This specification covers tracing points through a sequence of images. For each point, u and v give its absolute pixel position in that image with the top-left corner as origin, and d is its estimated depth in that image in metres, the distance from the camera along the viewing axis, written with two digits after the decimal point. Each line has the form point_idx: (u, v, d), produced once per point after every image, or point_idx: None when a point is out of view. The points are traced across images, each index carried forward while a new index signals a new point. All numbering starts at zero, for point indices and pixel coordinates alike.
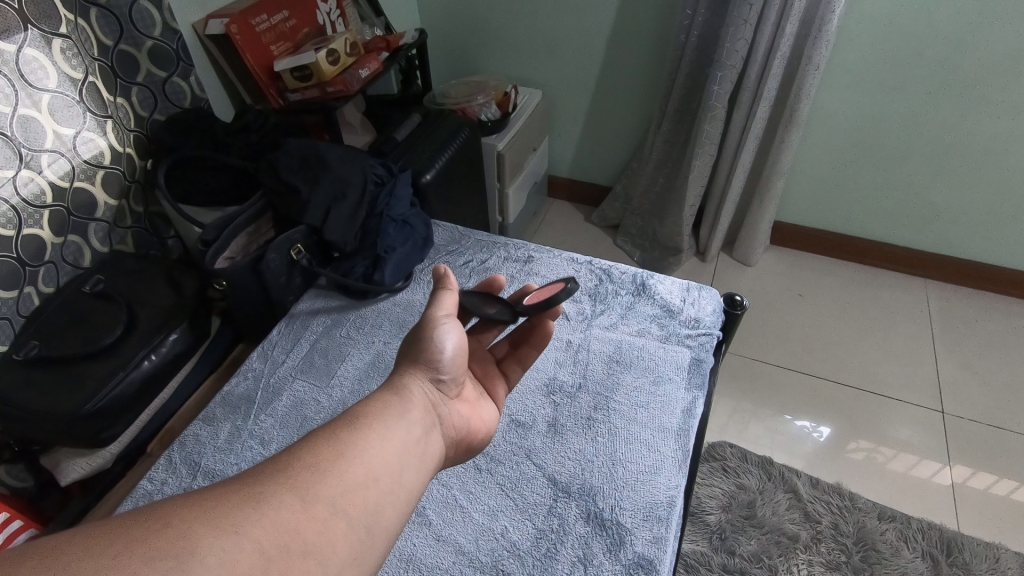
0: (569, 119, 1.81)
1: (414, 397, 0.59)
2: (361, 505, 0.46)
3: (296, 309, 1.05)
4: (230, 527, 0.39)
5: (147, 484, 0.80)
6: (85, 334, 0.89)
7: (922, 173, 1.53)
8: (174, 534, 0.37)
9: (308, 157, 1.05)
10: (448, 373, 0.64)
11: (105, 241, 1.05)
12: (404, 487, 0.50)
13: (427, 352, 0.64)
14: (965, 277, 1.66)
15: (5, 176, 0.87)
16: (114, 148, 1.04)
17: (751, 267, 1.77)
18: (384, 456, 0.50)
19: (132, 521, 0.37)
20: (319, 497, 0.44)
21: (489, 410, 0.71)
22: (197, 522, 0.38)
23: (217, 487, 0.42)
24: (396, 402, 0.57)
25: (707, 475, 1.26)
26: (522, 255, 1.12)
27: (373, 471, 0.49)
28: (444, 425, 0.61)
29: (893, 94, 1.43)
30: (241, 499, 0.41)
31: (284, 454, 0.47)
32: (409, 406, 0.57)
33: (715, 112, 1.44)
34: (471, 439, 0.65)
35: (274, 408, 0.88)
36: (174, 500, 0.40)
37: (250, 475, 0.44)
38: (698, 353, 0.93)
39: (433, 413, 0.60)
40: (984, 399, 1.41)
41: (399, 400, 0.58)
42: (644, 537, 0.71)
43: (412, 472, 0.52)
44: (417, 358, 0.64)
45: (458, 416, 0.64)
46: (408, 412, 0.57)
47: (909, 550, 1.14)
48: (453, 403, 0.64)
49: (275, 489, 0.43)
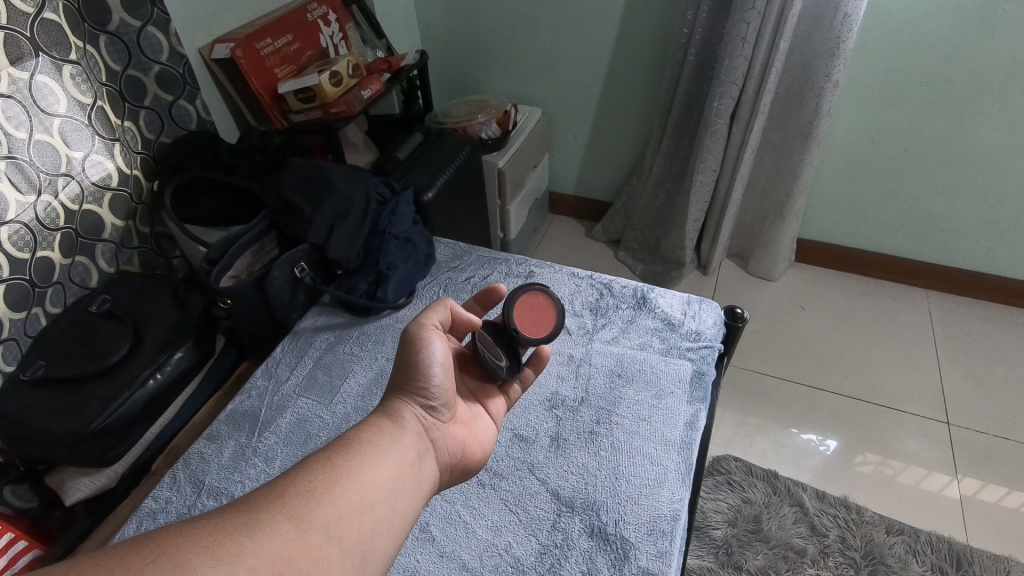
0: (570, 136, 1.84)
1: (407, 423, 0.60)
2: (355, 531, 0.47)
3: (300, 327, 1.05)
4: (224, 556, 0.40)
5: (151, 502, 0.80)
6: (91, 354, 0.90)
7: (921, 185, 1.54)
8: (168, 563, 0.38)
9: (311, 177, 1.07)
10: (440, 399, 0.65)
11: (112, 262, 1.07)
12: (398, 513, 0.51)
13: (420, 377, 0.64)
14: (967, 287, 1.66)
15: (27, 201, 0.90)
16: (122, 171, 1.06)
17: (774, 282, 1.76)
18: (377, 481, 0.51)
19: (128, 552, 0.38)
20: (313, 523, 0.45)
21: (485, 431, 0.71)
22: (191, 552, 0.39)
23: (210, 516, 0.42)
24: (389, 428, 0.58)
25: (711, 490, 1.26)
26: (523, 271, 1.13)
27: (367, 496, 0.49)
28: (438, 450, 0.61)
29: (889, 108, 1.45)
30: (235, 527, 0.42)
31: (278, 481, 0.47)
32: (402, 431, 0.58)
33: (714, 127, 1.45)
34: (466, 461, 0.66)
35: (277, 426, 0.88)
36: (168, 529, 0.40)
37: (244, 503, 0.45)
38: (699, 366, 0.93)
39: (426, 437, 0.60)
40: (990, 410, 1.40)
41: (392, 425, 0.58)
42: (648, 551, 0.71)
43: (405, 497, 0.53)
44: (410, 383, 0.64)
45: (452, 440, 0.64)
46: (400, 437, 0.57)
47: (918, 564, 1.12)
48: (447, 427, 0.64)
49: (269, 517, 0.44)
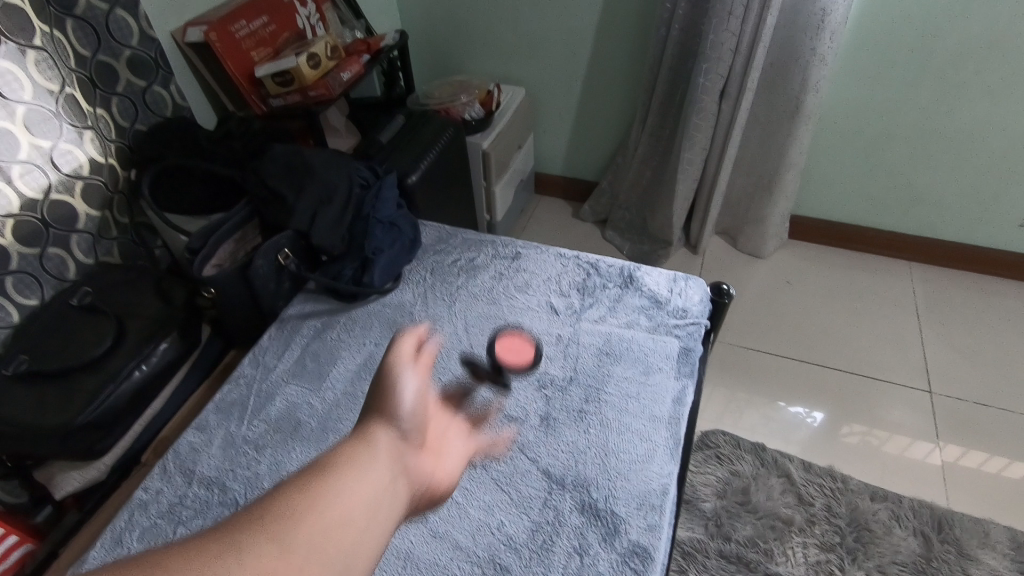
0: (555, 115, 1.82)
1: (370, 447, 0.43)
2: None
3: (286, 314, 1.04)
4: None
5: (142, 493, 0.81)
6: (72, 348, 0.89)
7: (904, 159, 1.55)
8: None
9: (294, 163, 1.06)
10: (410, 424, 0.47)
11: (89, 253, 1.05)
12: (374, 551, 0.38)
13: (386, 390, 0.48)
14: (949, 258, 1.68)
15: None
16: (95, 159, 1.04)
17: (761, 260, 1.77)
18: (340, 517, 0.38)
19: None
20: None
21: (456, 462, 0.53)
22: None
23: None
24: (347, 456, 0.42)
25: (700, 463, 1.28)
26: (510, 252, 1.13)
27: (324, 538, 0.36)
28: (413, 487, 0.45)
29: (873, 81, 1.45)
30: None
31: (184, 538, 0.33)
32: (364, 457, 0.42)
33: (701, 104, 1.44)
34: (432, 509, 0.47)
35: (266, 414, 0.88)
36: None
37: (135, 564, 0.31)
38: (686, 342, 0.94)
39: (400, 466, 0.43)
40: (971, 378, 1.43)
41: (350, 452, 0.42)
42: (638, 525, 0.72)
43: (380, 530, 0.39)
44: (374, 402, 0.48)
45: (422, 472, 0.47)
46: (360, 468, 0.41)
47: (902, 529, 1.15)
48: (420, 457, 0.47)
49: (243, 542, 0.34)
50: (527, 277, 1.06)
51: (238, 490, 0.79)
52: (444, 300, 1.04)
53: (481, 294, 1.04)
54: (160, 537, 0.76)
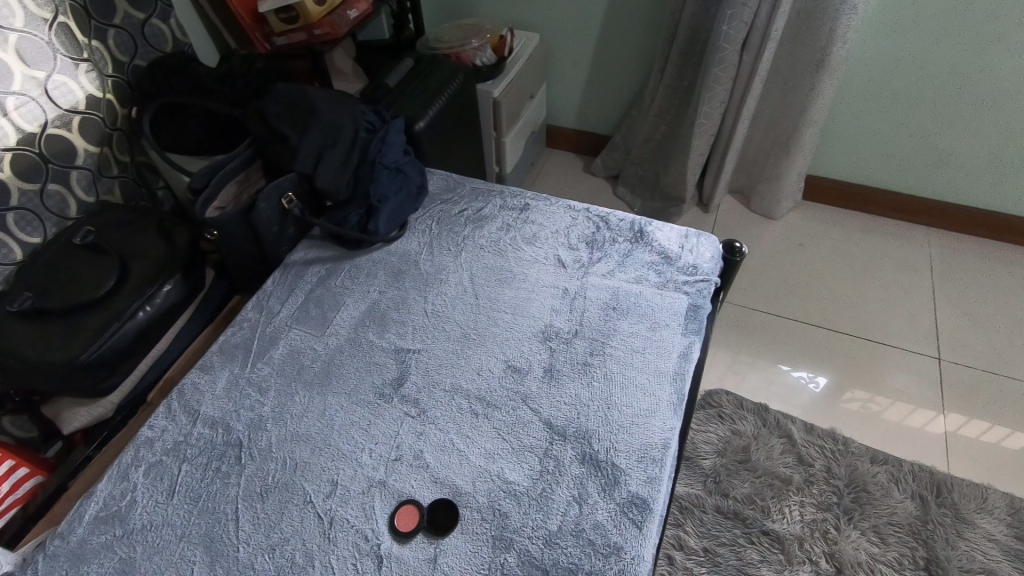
0: (569, 64, 1.75)
1: None
2: None
3: (290, 260, 1.03)
4: None
5: (147, 431, 0.81)
6: (76, 285, 0.89)
7: (932, 118, 1.49)
8: None
9: (296, 103, 1.03)
10: None
11: (90, 191, 1.04)
12: None
13: None
14: (969, 225, 1.63)
15: None
16: (93, 94, 1.02)
17: (774, 221, 1.73)
18: None
19: None
20: None
21: None
22: None
23: None
24: None
25: (702, 422, 1.28)
26: (518, 203, 1.10)
27: None
28: None
29: (905, 34, 1.38)
30: None
31: None
32: None
33: (722, 54, 1.38)
34: None
35: (270, 357, 0.88)
36: None
37: None
38: (695, 299, 0.92)
39: None
40: (981, 346, 1.41)
41: None
42: (638, 477, 0.73)
43: None
44: None
45: None
46: None
47: (900, 491, 1.16)
48: None
49: None
50: (535, 229, 1.04)
51: (242, 431, 0.80)
52: (450, 250, 1.02)
53: (487, 245, 1.02)
54: (165, 474, 0.77)
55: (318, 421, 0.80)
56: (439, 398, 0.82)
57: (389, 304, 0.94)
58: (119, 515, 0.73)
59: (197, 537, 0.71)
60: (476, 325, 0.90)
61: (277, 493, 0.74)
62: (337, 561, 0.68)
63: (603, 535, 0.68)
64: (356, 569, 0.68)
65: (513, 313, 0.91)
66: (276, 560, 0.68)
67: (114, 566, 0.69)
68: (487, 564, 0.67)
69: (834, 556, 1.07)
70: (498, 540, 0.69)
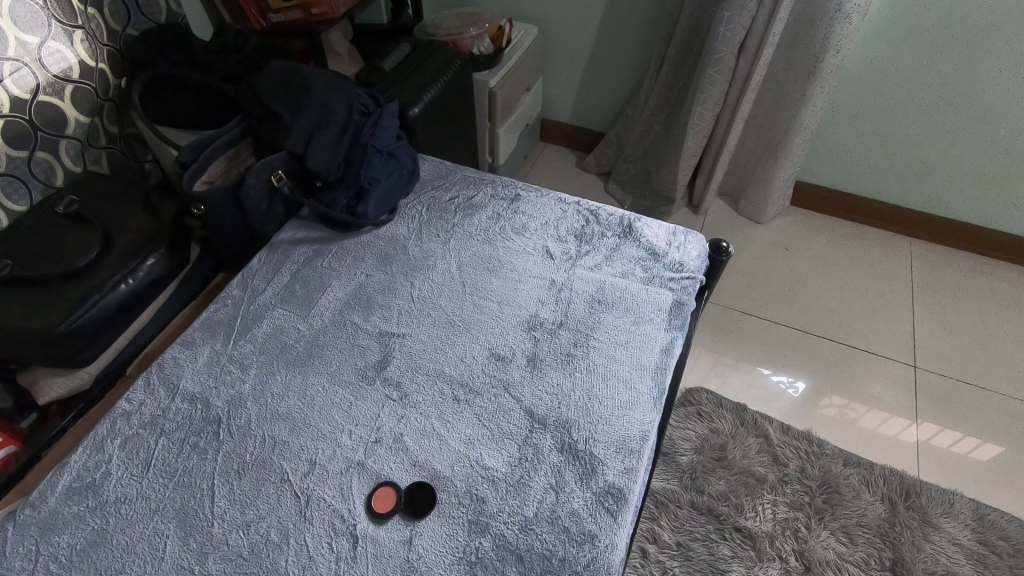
0: (566, 59, 1.75)
1: None
2: None
3: (277, 239, 1.02)
4: None
5: (125, 404, 0.80)
6: (58, 255, 0.88)
7: (920, 129, 1.51)
8: None
9: (290, 81, 1.03)
10: None
11: (78, 161, 1.03)
12: None
13: None
14: (952, 237, 1.66)
15: None
16: (86, 63, 1.01)
17: (761, 225, 1.75)
18: None
19: None
20: None
21: None
22: None
23: None
24: None
25: (681, 419, 1.29)
26: (509, 193, 1.10)
27: None
28: None
29: (897, 44, 1.40)
30: None
31: None
32: None
33: (719, 55, 1.39)
34: None
35: (253, 334, 0.88)
36: None
37: None
38: (680, 296, 0.93)
39: None
40: (956, 356, 1.45)
41: None
42: (615, 468, 0.74)
43: None
44: None
45: None
46: None
47: (870, 494, 1.19)
48: None
49: None
50: (525, 220, 1.04)
51: (222, 407, 0.79)
52: (439, 236, 1.02)
53: (477, 234, 1.02)
54: (141, 447, 0.76)
55: (298, 400, 0.80)
56: (421, 382, 0.82)
57: (376, 287, 0.94)
58: (93, 487, 0.73)
59: (171, 511, 0.70)
60: (462, 312, 0.90)
61: (254, 470, 0.74)
62: (312, 539, 0.68)
63: (578, 523, 0.69)
64: (330, 548, 0.68)
65: (499, 302, 0.91)
66: (250, 537, 0.68)
67: (87, 537, 0.69)
68: (461, 547, 0.67)
69: (803, 554, 1.09)
70: (473, 525, 0.69)
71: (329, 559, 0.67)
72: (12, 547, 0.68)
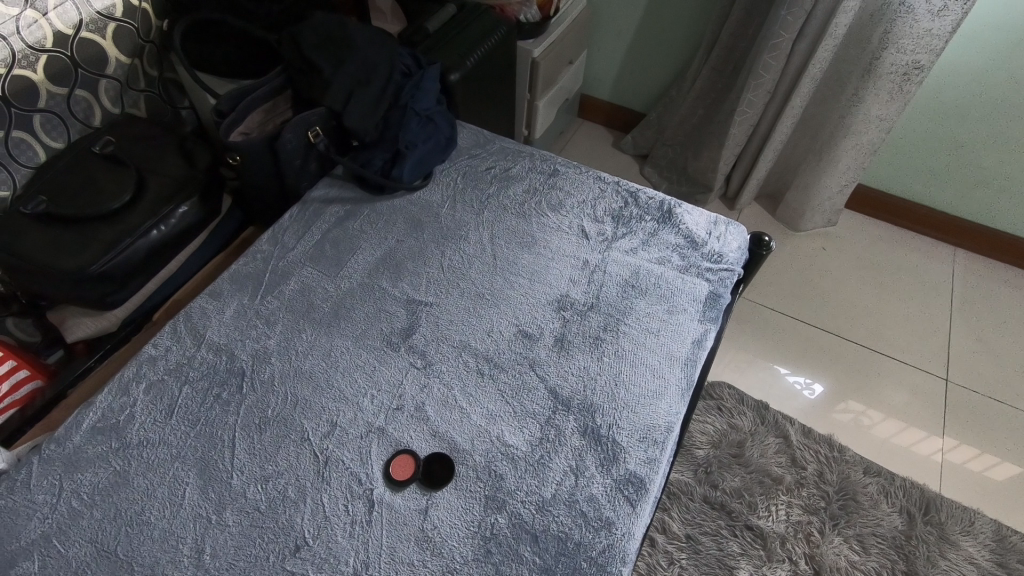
0: (613, 33, 1.69)
1: None
2: None
3: (310, 197, 1.00)
4: None
5: (151, 349, 0.81)
6: (90, 196, 0.87)
7: (982, 138, 1.43)
8: None
9: (333, 35, 1.00)
10: None
11: (116, 102, 1.02)
12: None
13: None
14: (999, 250, 1.60)
15: (8, 12, 0.84)
16: (128, 2, 0.99)
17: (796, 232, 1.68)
18: None
19: None
20: None
21: None
22: None
23: None
24: None
25: (702, 412, 1.28)
26: (548, 167, 1.07)
27: None
28: None
29: (971, 45, 1.31)
30: None
31: None
32: None
33: (777, 41, 1.32)
34: None
35: (281, 291, 0.87)
36: None
37: None
38: (716, 288, 0.91)
39: None
40: (990, 372, 1.40)
41: None
42: (638, 456, 0.72)
43: None
44: None
45: None
46: None
47: (888, 505, 1.16)
48: None
49: None
50: (562, 197, 1.02)
51: (246, 361, 0.79)
52: (473, 207, 1.00)
53: (511, 207, 1.00)
54: (165, 394, 0.76)
55: (323, 360, 0.80)
56: (446, 353, 0.81)
57: (406, 254, 0.93)
58: (117, 428, 0.73)
59: (192, 458, 0.71)
60: (491, 285, 0.89)
61: (275, 426, 0.74)
62: (329, 500, 0.68)
63: (596, 509, 0.68)
64: (346, 511, 0.67)
65: (529, 278, 0.89)
66: (268, 492, 0.69)
67: (108, 477, 0.69)
68: (477, 522, 0.67)
69: (814, 558, 1.08)
70: (490, 500, 0.68)
71: (345, 521, 0.67)
72: (36, 480, 0.69)
